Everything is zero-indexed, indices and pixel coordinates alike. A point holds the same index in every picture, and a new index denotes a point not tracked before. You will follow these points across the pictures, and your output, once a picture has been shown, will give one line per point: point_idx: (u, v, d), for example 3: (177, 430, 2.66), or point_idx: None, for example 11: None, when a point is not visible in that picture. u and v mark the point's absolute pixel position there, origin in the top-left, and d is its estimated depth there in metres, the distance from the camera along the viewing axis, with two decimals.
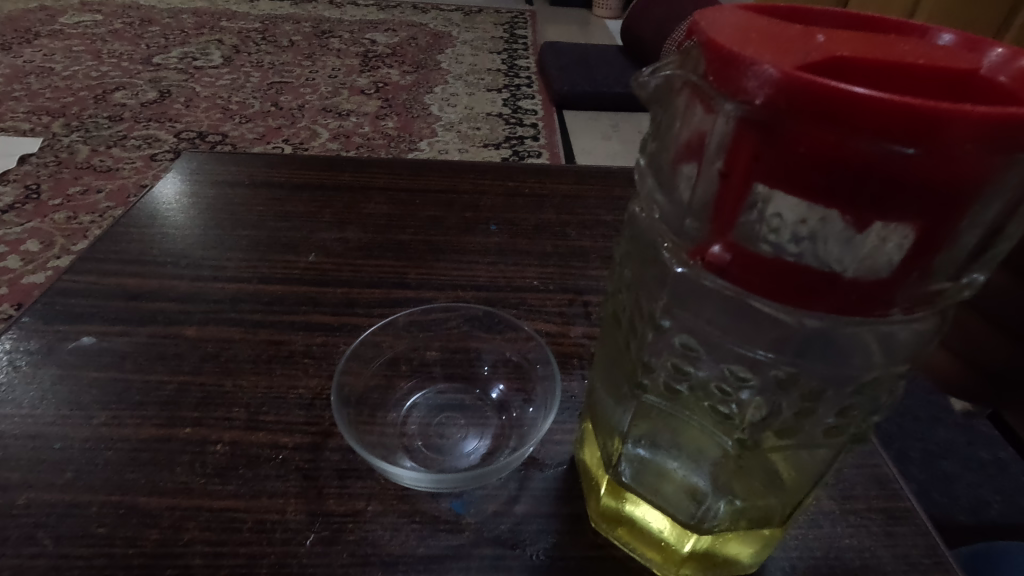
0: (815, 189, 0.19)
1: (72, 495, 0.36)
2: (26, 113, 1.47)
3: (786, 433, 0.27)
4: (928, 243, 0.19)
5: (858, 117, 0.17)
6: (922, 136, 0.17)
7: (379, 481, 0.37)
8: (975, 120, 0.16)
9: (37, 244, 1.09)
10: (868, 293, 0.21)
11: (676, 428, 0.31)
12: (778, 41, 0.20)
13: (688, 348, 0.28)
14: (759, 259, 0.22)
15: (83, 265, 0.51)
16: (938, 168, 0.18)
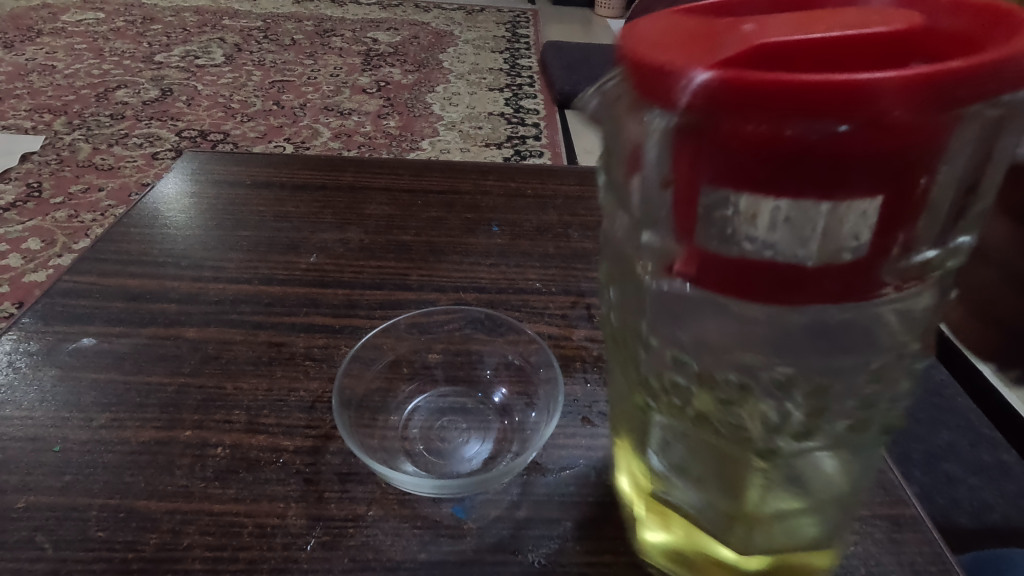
0: (759, 184, 0.19)
1: (72, 498, 0.35)
2: (28, 111, 1.47)
3: (808, 429, 0.26)
4: (890, 217, 0.19)
5: (784, 107, 0.17)
6: (851, 111, 0.17)
7: (379, 485, 0.37)
8: (895, 87, 0.17)
9: (38, 242, 1.09)
10: (847, 278, 0.20)
11: (697, 456, 0.28)
12: (697, 39, 0.20)
13: (678, 362, 0.27)
14: (746, 264, 0.21)
15: (83, 266, 0.51)
16: (875, 140, 0.18)
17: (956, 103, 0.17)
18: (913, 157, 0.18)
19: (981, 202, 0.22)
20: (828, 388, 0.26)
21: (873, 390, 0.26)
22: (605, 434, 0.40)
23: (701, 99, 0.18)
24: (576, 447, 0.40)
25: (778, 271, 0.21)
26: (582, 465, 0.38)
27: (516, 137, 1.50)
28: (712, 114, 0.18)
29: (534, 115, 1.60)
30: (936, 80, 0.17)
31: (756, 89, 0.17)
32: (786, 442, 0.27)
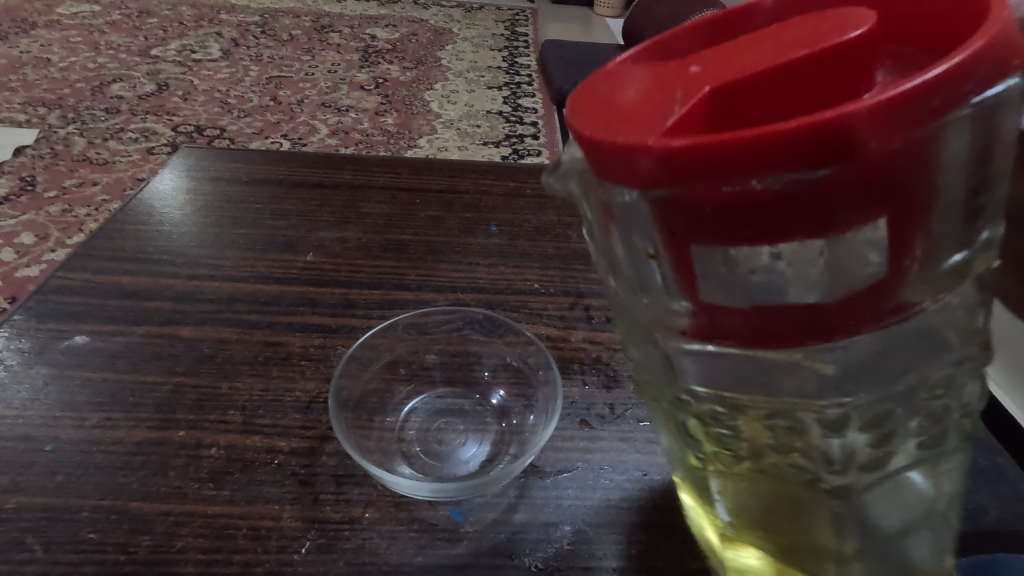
0: (750, 235, 0.19)
1: (63, 499, 0.35)
2: (23, 104, 1.46)
3: (879, 456, 0.26)
4: (899, 235, 0.19)
5: (747, 164, 0.18)
6: (817, 155, 0.17)
7: (376, 487, 0.36)
8: (860, 122, 0.17)
9: (32, 236, 1.08)
10: (872, 304, 0.21)
11: (764, 506, 0.28)
12: (648, 98, 0.21)
13: (715, 417, 0.27)
14: (773, 312, 0.21)
15: (77, 262, 0.51)
16: (857, 171, 0.18)
17: (928, 115, 0.17)
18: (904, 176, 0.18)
19: (997, 192, 0.22)
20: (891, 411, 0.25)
21: (939, 402, 0.25)
22: (603, 438, 0.40)
23: (669, 176, 0.19)
24: (574, 450, 0.39)
25: (811, 314, 0.21)
26: (580, 467, 0.38)
27: (514, 135, 1.49)
28: (684, 185, 0.19)
29: (532, 114, 1.60)
30: (900, 102, 0.17)
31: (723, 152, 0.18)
32: (856, 475, 0.26)
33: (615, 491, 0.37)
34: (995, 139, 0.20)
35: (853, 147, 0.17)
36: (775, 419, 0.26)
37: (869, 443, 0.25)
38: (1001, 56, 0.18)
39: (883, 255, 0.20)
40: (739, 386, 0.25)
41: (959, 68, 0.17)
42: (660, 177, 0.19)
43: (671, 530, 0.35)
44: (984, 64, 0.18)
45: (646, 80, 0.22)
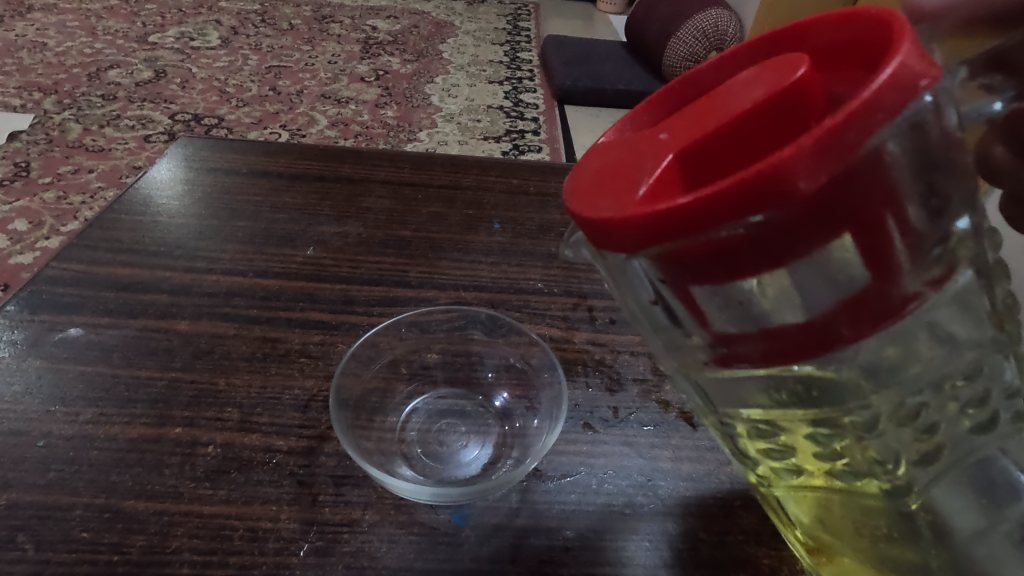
0: (733, 271, 0.22)
1: (55, 497, 0.34)
2: (17, 88, 1.43)
3: (930, 449, 0.27)
4: (871, 248, 0.21)
5: (705, 221, 0.20)
6: (761, 202, 0.20)
7: (375, 489, 0.36)
8: (796, 168, 0.19)
9: (25, 223, 1.06)
10: (865, 309, 0.22)
11: (834, 513, 0.29)
12: (619, 171, 0.24)
13: (760, 433, 0.29)
14: (780, 334, 0.23)
15: (71, 253, 0.49)
16: (809, 205, 0.20)
17: (858, 144, 0.20)
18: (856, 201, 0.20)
19: (957, 187, 0.24)
20: (924, 401, 0.26)
21: (980, 386, 0.26)
22: (606, 441, 0.40)
23: (647, 238, 0.22)
24: (577, 453, 0.39)
25: (812, 331, 0.23)
26: (583, 472, 0.38)
27: (515, 131, 1.48)
28: (661, 243, 0.22)
29: (533, 109, 1.58)
30: (827, 143, 0.19)
31: (683, 214, 0.21)
32: (914, 470, 0.27)
33: (618, 496, 0.37)
34: (932, 140, 0.22)
35: (797, 189, 0.20)
36: (817, 429, 0.27)
37: (915, 437, 0.26)
38: (912, 75, 0.20)
39: (863, 268, 0.22)
40: (777, 403, 0.27)
41: (872, 100, 0.19)
42: (639, 241, 0.22)
43: (675, 538, 0.35)
44: (898, 89, 0.20)
45: (618, 151, 0.25)
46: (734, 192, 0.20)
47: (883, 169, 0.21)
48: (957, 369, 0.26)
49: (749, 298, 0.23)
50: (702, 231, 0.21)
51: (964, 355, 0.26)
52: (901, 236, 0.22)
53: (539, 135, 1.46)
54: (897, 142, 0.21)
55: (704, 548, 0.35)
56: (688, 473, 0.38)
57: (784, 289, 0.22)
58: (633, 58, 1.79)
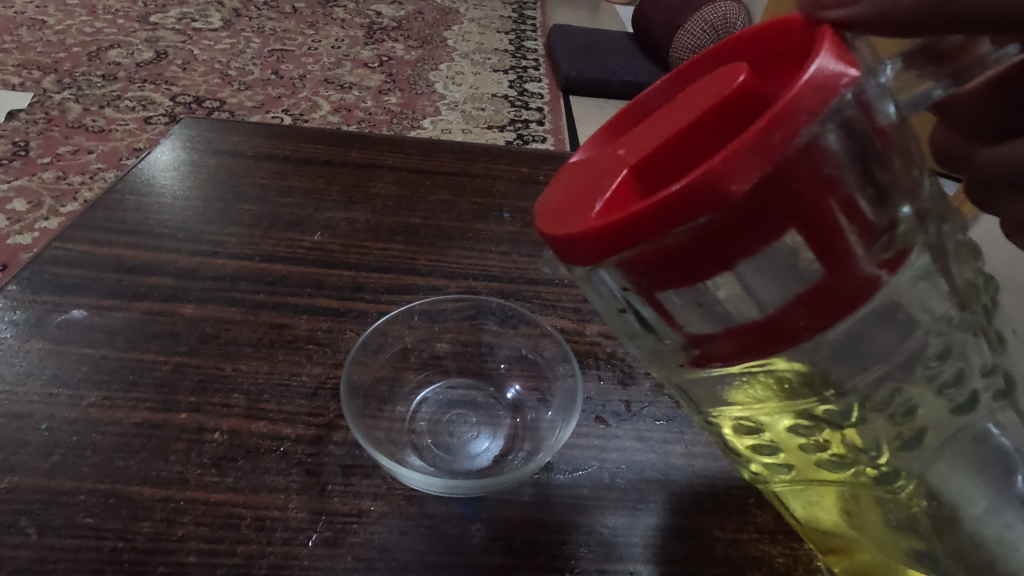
0: (688, 276, 0.21)
1: (58, 482, 0.34)
2: (16, 66, 1.41)
3: (912, 434, 0.26)
4: (821, 241, 0.20)
5: (649, 231, 0.20)
6: (698, 209, 0.19)
7: (385, 479, 0.35)
8: (724, 172, 0.19)
9: (25, 203, 1.04)
10: (822, 304, 0.21)
11: (834, 504, 0.29)
12: (579, 191, 0.24)
13: (748, 431, 0.28)
14: (742, 331, 0.23)
15: (73, 233, 0.48)
16: (747, 207, 0.19)
17: (789, 143, 0.19)
18: (800, 195, 0.20)
19: (901, 169, 0.23)
20: (896, 388, 0.25)
21: (949, 368, 0.25)
22: (618, 436, 0.39)
23: (600, 251, 0.21)
24: (589, 447, 0.38)
25: (772, 328, 0.22)
26: (595, 467, 0.37)
27: (519, 120, 1.46)
28: (612, 256, 0.21)
29: (538, 99, 1.56)
30: (749, 146, 0.19)
31: (625, 226, 0.20)
32: (901, 457, 0.26)
33: (630, 491, 0.36)
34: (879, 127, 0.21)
35: (730, 192, 0.19)
36: (798, 422, 0.27)
37: (895, 423, 0.26)
38: (832, 72, 0.19)
39: (816, 261, 0.21)
40: (755, 398, 0.26)
41: (790, 101, 0.19)
42: (596, 254, 0.22)
43: (687, 535, 0.35)
44: (816, 89, 0.19)
45: (585, 173, 0.26)
46: (664, 203, 0.19)
47: (826, 161, 0.20)
48: (924, 353, 0.25)
49: (708, 298, 0.22)
50: (645, 242, 0.21)
51: (935, 334, 0.25)
52: (855, 228, 0.21)
53: (545, 125, 1.44)
54: (837, 133, 0.20)
55: (717, 545, 0.34)
56: (701, 469, 0.38)
57: (739, 286, 0.21)
58: (640, 49, 1.77)
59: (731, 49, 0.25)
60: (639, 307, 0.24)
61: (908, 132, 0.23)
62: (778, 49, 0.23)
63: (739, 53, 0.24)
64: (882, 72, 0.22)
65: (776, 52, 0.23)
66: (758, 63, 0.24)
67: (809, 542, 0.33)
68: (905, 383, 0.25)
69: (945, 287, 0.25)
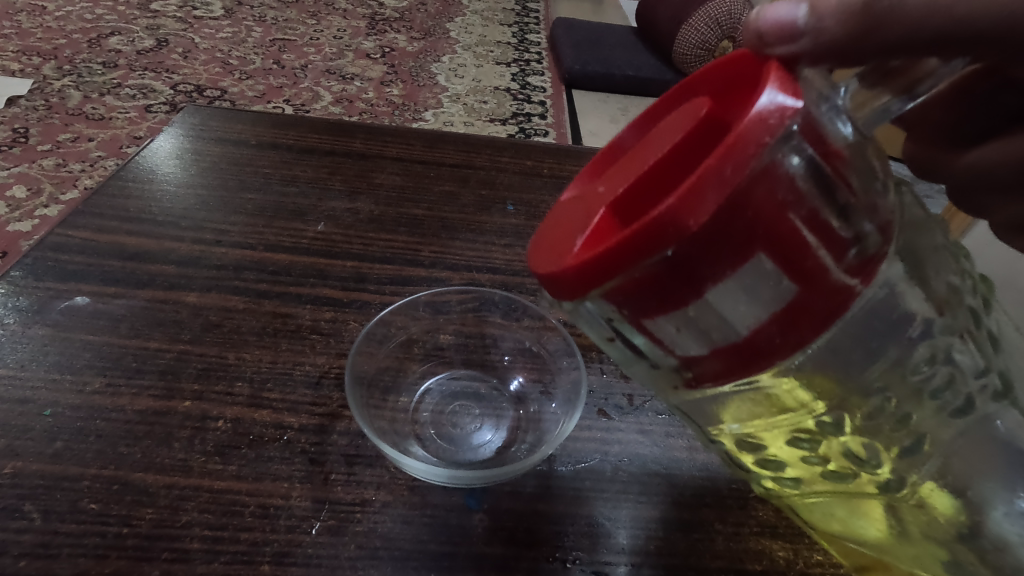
0: (668, 303, 0.22)
1: (62, 467, 0.34)
2: (16, 52, 1.40)
3: (911, 439, 0.26)
4: (791, 260, 0.21)
5: (624, 265, 0.21)
6: (665, 242, 0.20)
7: (389, 469, 0.35)
8: (684, 204, 0.19)
9: (24, 190, 1.04)
10: (795, 319, 0.22)
11: (844, 517, 0.29)
12: (564, 232, 0.25)
13: (753, 451, 0.28)
14: (726, 351, 0.23)
15: (76, 219, 0.48)
16: (713, 233, 0.20)
17: (744, 169, 0.19)
18: (761, 220, 0.20)
19: (864, 185, 0.23)
20: (887, 397, 0.25)
21: (942, 372, 0.25)
22: (621, 428, 0.39)
23: (581, 287, 0.22)
24: (592, 440, 0.38)
25: (750, 346, 0.22)
26: (598, 459, 0.37)
27: (522, 112, 1.45)
28: (594, 290, 0.22)
29: (541, 92, 1.55)
30: (703, 182, 0.19)
31: (601, 261, 0.21)
32: (901, 463, 0.27)
33: (633, 484, 0.36)
34: (837, 148, 0.22)
35: (693, 222, 0.19)
36: (796, 436, 0.27)
37: (890, 431, 0.26)
38: (777, 105, 0.20)
39: (789, 279, 0.21)
40: (753, 415, 0.26)
41: (739, 136, 0.20)
42: (578, 289, 0.22)
43: (689, 528, 0.35)
44: (761, 120, 0.20)
45: (570, 212, 0.26)
46: (627, 242, 0.20)
47: (787, 184, 0.20)
48: (913, 361, 0.25)
49: (691, 321, 0.22)
50: (619, 277, 0.21)
51: (924, 341, 0.25)
52: (824, 245, 0.21)
53: (547, 118, 1.43)
54: (800, 154, 0.20)
55: (719, 539, 0.35)
56: (703, 463, 0.38)
57: (720, 308, 0.22)
58: (643, 44, 1.76)
59: (696, 80, 0.25)
60: (630, 336, 0.24)
61: (869, 145, 0.24)
62: (738, 78, 0.24)
63: (705, 84, 0.25)
64: (837, 95, 0.23)
65: (738, 79, 0.23)
66: (722, 91, 0.24)
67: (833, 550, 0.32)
68: (894, 392, 0.25)
69: (927, 292, 0.25)
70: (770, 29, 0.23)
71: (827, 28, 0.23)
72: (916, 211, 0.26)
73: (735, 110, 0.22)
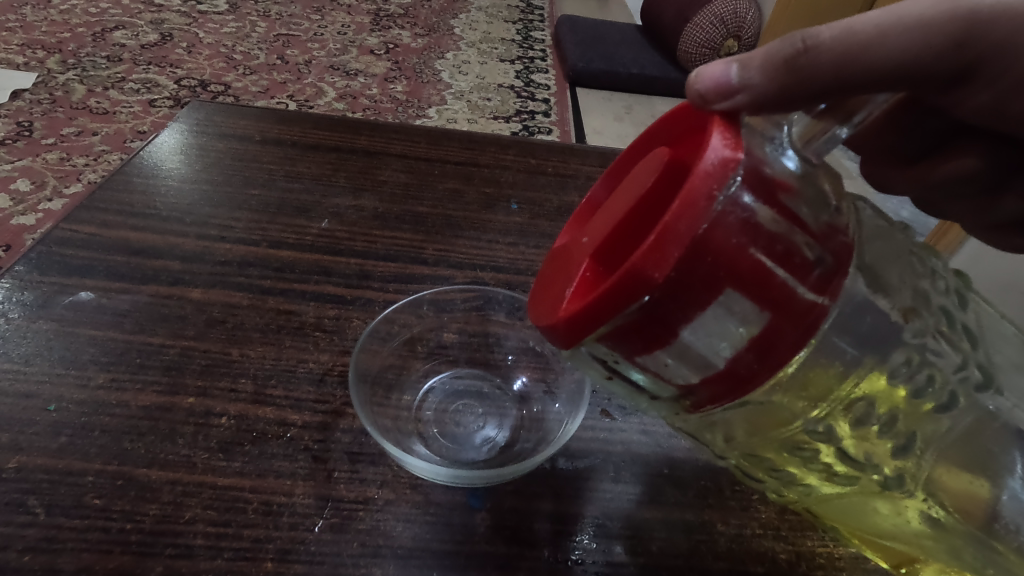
0: (654, 341, 0.22)
1: (66, 462, 0.34)
2: (20, 45, 1.40)
3: (902, 438, 0.27)
4: (758, 291, 0.21)
5: (608, 315, 0.21)
6: (639, 293, 0.20)
7: (391, 467, 0.35)
8: (650, 257, 0.20)
9: (27, 183, 1.03)
10: (771, 341, 0.22)
11: (866, 521, 0.28)
12: (558, 284, 0.26)
13: (761, 464, 0.28)
14: (713, 377, 0.23)
15: (81, 214, 0.48)
16: (683, 276, 0.20)
17: (701, 217, 0.20)
18: (722, 261, 0.21)
19: (823, 211, 0.23)
20: (870, 402, 0.26)
21: (921, 373, 0.26)
22: (623, 429, 0.39)
23: (574, 339, 0.23)
24: (595, 439, 0.38)
25: (730, 373, 0.23)
26: (600, 459, 0.37)
27: (526, 110, 1.45)
28: (585, 339, 0.23)
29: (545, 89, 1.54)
30: (663, 236, 0.20)
31: (588, 313, 0.22)
32: (899, 464, 0.27)
33: (636, 485, 0.36)
34: (784, 181, 0.22)
35: (662, 273, 0.20)
36: (798, 450, 0.27)
37: (876, 434, 0.27)
38: (721, 158, 0.20)
39: (757, 306, 0.22)
40: (755, 433, 0.26)
41: (691, 189, 0.20)
42: (571, 340, 0.23)
43: (692, 529, 0.35)
44: (711, 174, 0.20)
45: (563, 263, 0.27)
46: (603, 299, 0.21)
47: (740, 222, 0.21)
48: (890, 368, 0.26)
49: (678, 353, 0.23)
50: (605, 325, 0.22)
51: (899, 347, 0.25)
52: (786, 270, 0.21)
53: (551, 115, 1.43)
54: (752, 192, 0.21)
55: (722, 540, 0.34)
56: (705, 464, 0.38)
57: (701, 338, 0.22)
58: (648, 42, 1.76)
59: (658, 126, 0.26)
60: (627, 372, 0.25)
61: (820, 173, 0.25)
62: (694, 123, 0.24)
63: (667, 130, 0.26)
64: (784, 133, 0.25)
65: (692, 124, 0.24)
66: (682, 136, 0.25)
67: (866, 550, 0.32)
68: (876, 399, 0.26)
69: (892, 301, 0.25)
70: (710, 87, 0.24)
71: (757, 82, 0.25)
72: (876, 223, 0.27)
73: (692, 152, 0.23)
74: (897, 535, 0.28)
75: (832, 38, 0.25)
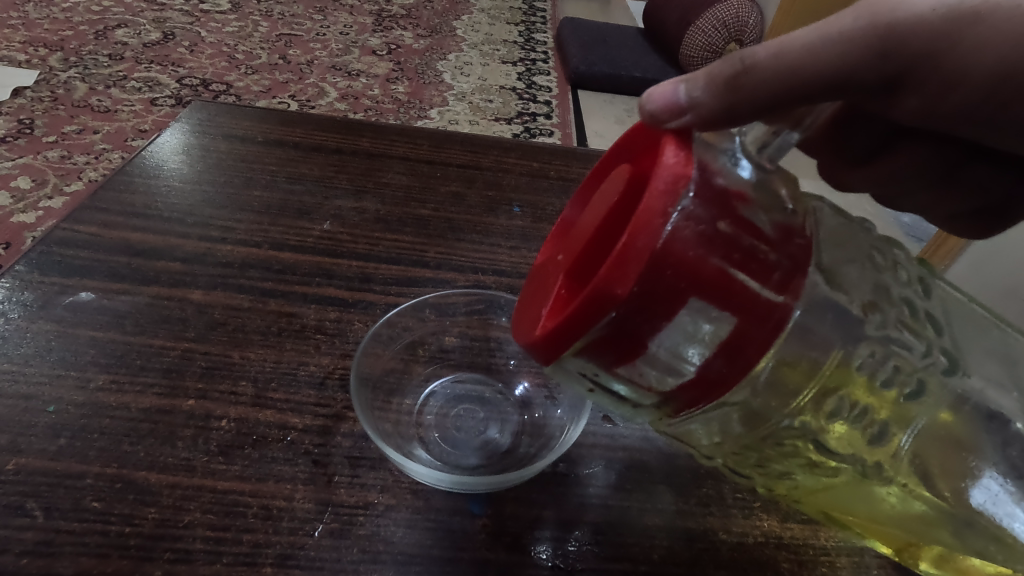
0: (627, 353, 0.22)
1: (64, 465, 0.33)
2: (22, 42, 1.40)
3: (878, 428, 0.27)
4: (720, 297, 0.21)
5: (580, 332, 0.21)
6: (606, 310, 0.21)
7: (392, 473, 0.35)
8: (612, 274, 0.20)
9: (28, 181, 1.03)
10: (739, 344, 0.22)
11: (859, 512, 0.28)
12: (535, 303, 0.26)
13: (750, 463, 0.28)
14: (687, 382, 0.23)
15: (83, 214, 0.48)
16: (647, 289, 0.21)
17: (658, 233, 0.20)
18: (682, 271, 0.21)
19: (782, 216, 0.24)
20: (841, 397, 0.26)
21: (887, 364, 0.26)
22: (624, 435, 0.39)
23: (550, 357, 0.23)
24: (595, 445, 0.38)
25: (703, 377, 0.23)
26: (600, 465, 0.37)
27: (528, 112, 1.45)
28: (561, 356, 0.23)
29: (547, 91, 1.54)
30: (623, 254, 0.20)
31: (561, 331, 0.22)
32: (880, 455, 0.27)
33: (635, 491, 0.36)
34: (738, 190, 0.23)
35: (625, 289, 0.20)
36: (779, 446, 0.27)
37: (852, 426, 0.26)
38: (671, 174, 0.21)
39: (721, 310, 0.22)
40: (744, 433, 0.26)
41: (645, 209, 0.20)
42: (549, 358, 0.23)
43: (693, 537, 0.35)
44: (664, 192, 0.20)
45: (539, 281, 0.27)
46: (572, 317, 0.21)
47: (696, 233, 0.21)
48: (856, 362, 0.26)
49: (651, 361, 0.23)
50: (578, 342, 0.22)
51: (865, 338, 0.25)
52: (745, 273, 0.22)
53: (552, 117, 1.42)
54: (706, 204, 0.21)
55: (722, 548, 0.34)
56: (704, 470, 0.38)
57: (669, 345, 0.22)
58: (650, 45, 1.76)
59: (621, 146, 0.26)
60: (608, 384, 0.25)
61: (774, 179, 0.25)
62: (653, 140, 0.24)
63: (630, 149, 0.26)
64: (734, 146, 0.25)
65: (651, 142, 0.25)
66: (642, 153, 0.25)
67: (866, 539, 0.31)
68: (847, 395, 0.26)
69: (852, 295, 0.25)
70: (661, 108, 0.25)
71: (706, 102, 0.25)
72: (835, 222, 0.27)
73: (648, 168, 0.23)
74: (890, 522, 0.28)
75: (773, 54, 0.25)
